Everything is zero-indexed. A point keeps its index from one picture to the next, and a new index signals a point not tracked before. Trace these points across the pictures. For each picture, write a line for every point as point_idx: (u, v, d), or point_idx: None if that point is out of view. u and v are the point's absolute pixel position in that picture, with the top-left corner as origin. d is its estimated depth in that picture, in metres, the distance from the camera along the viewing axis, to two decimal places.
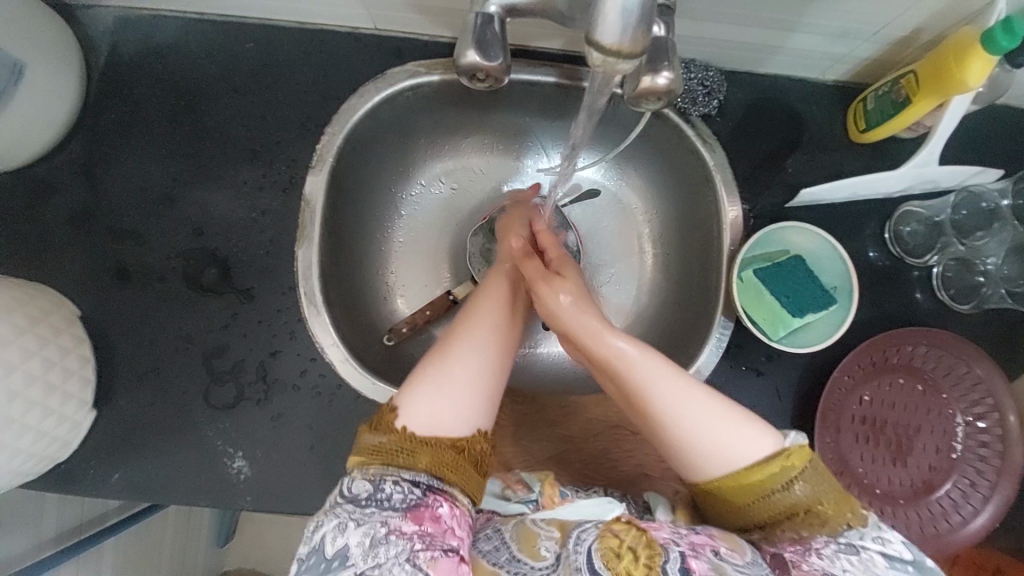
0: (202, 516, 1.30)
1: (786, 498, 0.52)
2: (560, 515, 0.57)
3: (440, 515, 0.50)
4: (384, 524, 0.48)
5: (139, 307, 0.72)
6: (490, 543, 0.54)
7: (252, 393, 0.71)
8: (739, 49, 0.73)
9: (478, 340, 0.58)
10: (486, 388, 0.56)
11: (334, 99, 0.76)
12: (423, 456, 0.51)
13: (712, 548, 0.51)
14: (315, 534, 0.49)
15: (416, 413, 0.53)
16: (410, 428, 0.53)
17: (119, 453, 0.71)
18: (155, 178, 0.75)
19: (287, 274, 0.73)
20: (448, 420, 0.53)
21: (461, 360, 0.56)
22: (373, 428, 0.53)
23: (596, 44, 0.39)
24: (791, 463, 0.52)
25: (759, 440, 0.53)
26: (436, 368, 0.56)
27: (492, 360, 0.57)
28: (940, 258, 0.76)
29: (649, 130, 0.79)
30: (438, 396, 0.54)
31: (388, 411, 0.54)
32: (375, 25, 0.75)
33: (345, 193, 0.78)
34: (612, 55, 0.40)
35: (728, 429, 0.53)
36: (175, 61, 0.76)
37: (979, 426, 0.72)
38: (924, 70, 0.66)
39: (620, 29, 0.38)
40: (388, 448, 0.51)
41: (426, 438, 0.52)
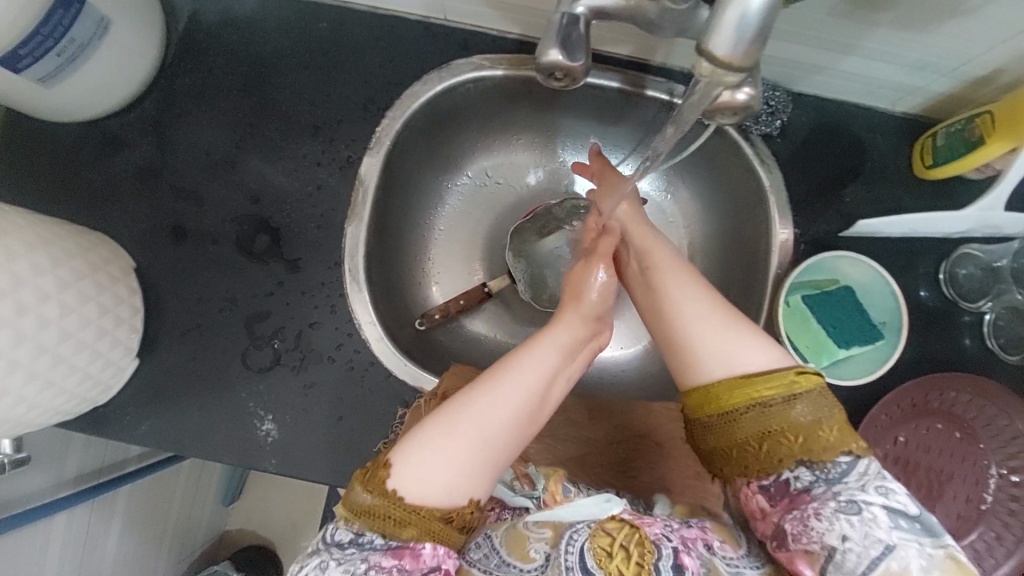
0: (212, 474, 1.34)
1: (786, 416, 0.50)
2: (555, 515, 0.54)
3: (421, 554, 0.50)
4: (364, 561, 0.49)
5: (191, 265, 0.75)
6: (479, 552, 0.54)
7: (288, 360, 0.73)
8: (810, 72, 0.71)
9: (485, 412, 0.53)
10: (484, 467, 0.52)
11: (398, 84, 0.77)
12: (411, 527, 0.50)
13: (704, 542, 0.52)
14: (299, 575, 0.50)
15: (409, 477, 0.51)
16: (400, 492, 0.50)
17: (155, 403, 0.73)
18: (220, 143, 0.77)
19: (334, 249, 0.74)
20: (440, 492, 0.51)
21: (464, 433, 0.52)
22: (363, 484, 0.51)
23: (706, 53, 0.39)
24: (798, 380, 0.51)
25: (769, 351, 0.53)
26: (435, 437, 0.52)
27: (496, 435, 0.53)
28: (993, 305, 0.74)
29: (706, 144, 0.78)
30: (431, 469, 0.51)
31: (382, 468, 0.51)
32: (447, 16, 0.76)
33: (397, 176, 0.79)
34: (723, 66, 0.40)
35: (742, 341, 0.53)
36: (251, 32, 0.79)
37: (1013, 480, 0.69)
38: (1003, 111, 0.64)
39: (734, 42, 0.38)
40: (377, 510, 0.50)
41: (415, 506, 0.50)
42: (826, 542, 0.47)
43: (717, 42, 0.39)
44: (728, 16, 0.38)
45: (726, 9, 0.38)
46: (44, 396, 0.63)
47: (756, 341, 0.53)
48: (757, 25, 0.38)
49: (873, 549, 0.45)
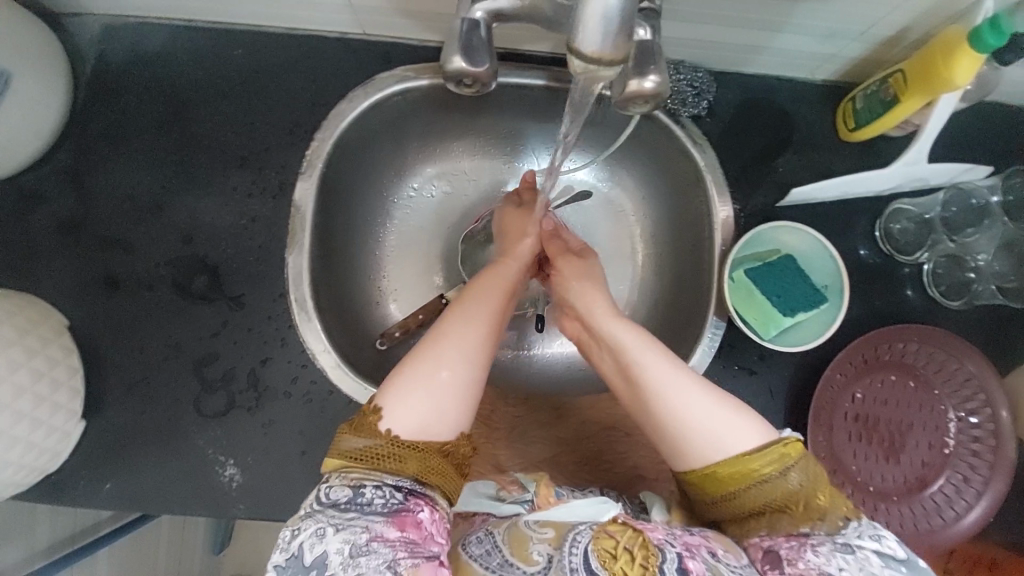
0: (196, 524, 1.29)
1: (783, 486, 0.51)
2: (553, 514, 0.56)
3: (421, 520, 0.49)
4: (366, 530, 0.47)
5: (128, 316, 0.72)
6: (481, 547, 0.54)
7: (243, 401, 0.70)
8: (728, 50, 0.73)
9: (460, 339, 0.57)
10: (470, 393, 0.55)
11: (323, 104, 0.76)
12: (411, 462, 0.51)
13: (708, 549, 0.51)
14: (293, 541, 0.47)
15: (401, 415, 0.52)
16: (395, 431, 0.52)
17: (110, 463, 0.70)
18: (144, 185, 0.74)
19: (278, 281, 0.72)
20: (432, 422, 0.53)
21: (448, 358, 0.56)
22: (355, 430, 0.52)
23: (577, 51, 0.38)
24: (787, 452, 0.52)
25: (753, 428, 0.54)
26: (417, 372, 0.54)
27: (474, 362, 0.56)
28: (930, 255, 0.76)
29: (640, 131, 0.79)
30: (420, 399, 0.53)
31: (371, 413, 0.53)
32: (363, 30, 0.75)
33: (335, 199, 0.77)
34: (596, 63, 0.38)
35: (728, 420, 0.54)
36: (163, 68, 0.76)
37: (971, 421, 0.72)
38: (912, 68, 0.66)
39: (602, 35, 0.37)
40: (376, 451, 0.51)
41: (411, 441, 0.51)
42: (824, 569, 0.47)
43: (585, 39, 0.37)
44: (591, 9, 0.36)
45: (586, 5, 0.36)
46: None
47: (738, 417, 0.54)
48: (622, 17, 0.37)
49: None
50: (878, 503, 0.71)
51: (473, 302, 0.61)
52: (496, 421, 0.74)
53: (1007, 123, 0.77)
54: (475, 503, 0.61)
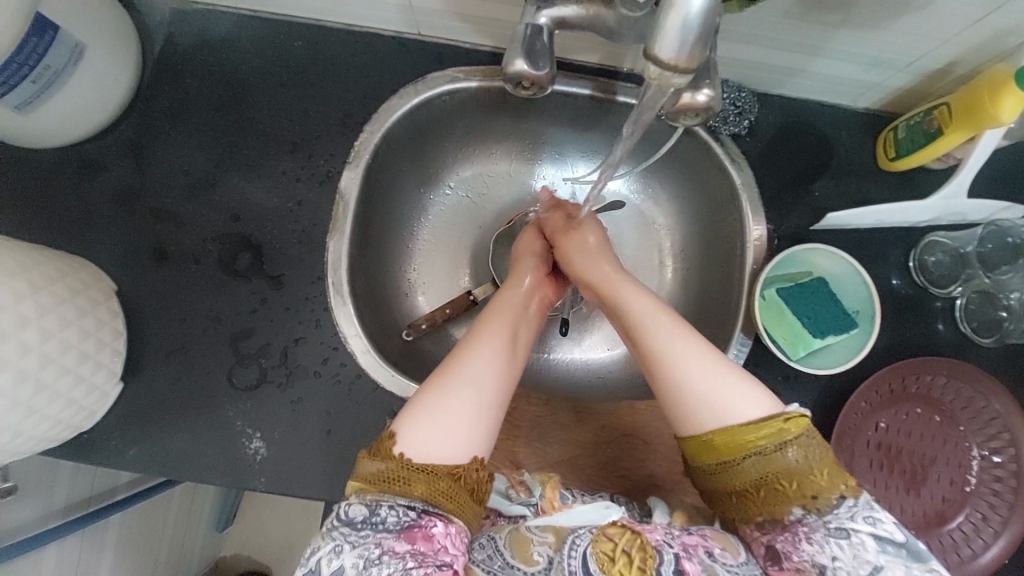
0: (204, 499, 1.31)
1: (779, 462, 0.51)
2: (556, 519, 0.56)
3: (432, 534, 0.50)
4: (378, 545, 0.49)
5: (173, 286, 0.75)
6: (483, 552, 0.54)
7: (274, 377, 0.73)
8: (773, 73, 0.74)
9: (476, 368, 0.59)
10: (483, 421, 0.56)
11: (374, 99, 0.78)
12: (420, 484, 0.51)
13: (706, 548, 0.53)
14: (313, 557, 0.49)
15: (415, 441, 0.53)
16: (408, 454, 0.53)
17: (142, 427, 0.73)
18: (198, 163, 0.77)
19: (317, 264, 0.75)
20: (446, 447, 0.54)
21: (462, 387, 0.57)
22: (372, 454, 0.53)
23: (654, 57, 0.39)
24: (786, 427, 0.52)
25: (761, 399, 0.54)
26: (430, 397, 0.56)
27: (487, 391, 0.58)
28: (963, 290, 0.76)
29: (679, 146, 0.80)
30: (434, 426, 0.54)
31: (386, 439, 0.54)
32: (419, 31, 0.77)
33: (378, 189, 0.80)
34: (670, 70, 0.40)
35: (735, 392, 0.54)
36: (226, 54, 0.80)
37: (994, 461, 0.71)
38: (958, 102, 0.66)
39: (681, 43, 0.38)
40: (388, 475, 0.52)
41: (422, 465, 0.52)
42: (816, 561, 0.50)
43: (662, 46, 0.39)
44: (672, 20, 0.38)
45: (669, 13, 0.37)
46: (28, 423, 0.62)
47: (748, 392, 0.54)
48: (702, 27, 0.38)
49: (862, 570, 0.48)
50: None
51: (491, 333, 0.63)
52: (518, 418, 0.75)
53: None
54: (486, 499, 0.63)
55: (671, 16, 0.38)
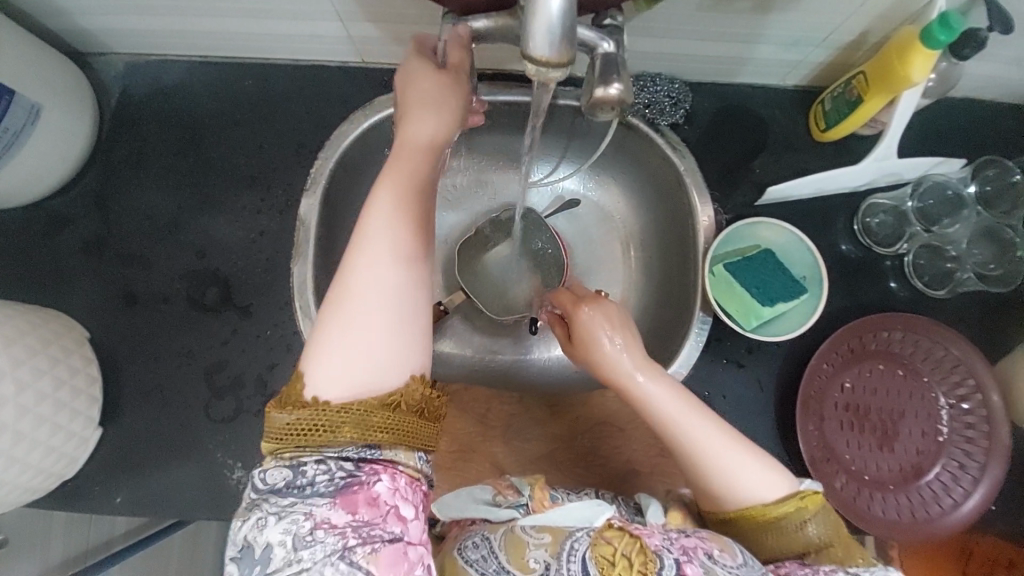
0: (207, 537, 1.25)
1: (802, 538, 0.53)
2: (547, 518, 0.57)
3: (376, 495, 0.45)
4: (309, 518, 0.43)
5: (146, 328, 0.77)
6: (477, 552, 0.55)
7: (251, 406, 0.74)
8: (701, 63, 0.78)
9: (370, 283, 0.48)
10: (396, 337, 0.47)
11: (326, 127, 0.81)
12: (348, 428, 0.45)
13: (705, 551, 0.51)
14: (239, 533, 0.44)
15: (329, 381, 0.46)
16: (322, 397, 0.46)
17: (124, 471, 0.74)
18: (162, 207, 0.80)
19: (282, 290, 0.77)
20: (369, 378, 0.46)
21: (362, 297, 0.48)
22: (281, 405, 0.46)
23: (528, 56, 0.42)
24: (806, 505, 0.54)
25: (775, 476, 0.55)
26: (330, 325, 0.47)
27: (389, 304, 0.48)
28: (909, 246, 0.79)
29: (623, 141, 0.83)
30: (345, 364, 0.46)
31: (294, 386, 0.46)
32: (362, 58, 0.81)
33: (338, 212, 0.81)
34: (546, 66, 0.42)
35: (756, 473, 0.55)
36: (181, 100, 0.83)
37: (963, 407, 0.73)
38: (873, 69, 0.69)
39: (549, 43, 0.41)
40: (302, 425, 0.45)
41: (344, 404, 0.45)
42: None
43: (535, 46, 0.41)
44: (539, 20, 0.40)
45: (534, 16, 0.40)
46: (10, 474, 0.63)
47: (768, 470, 0.55)
48: (567, 25, 0.41)
49: None
50: (874, 492, 0.72)
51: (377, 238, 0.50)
52: (493, 418, 0.78)
53: (974, 119, 0.81)
54: (473, 510, 0.61)
55: (537, 19, 0.40)
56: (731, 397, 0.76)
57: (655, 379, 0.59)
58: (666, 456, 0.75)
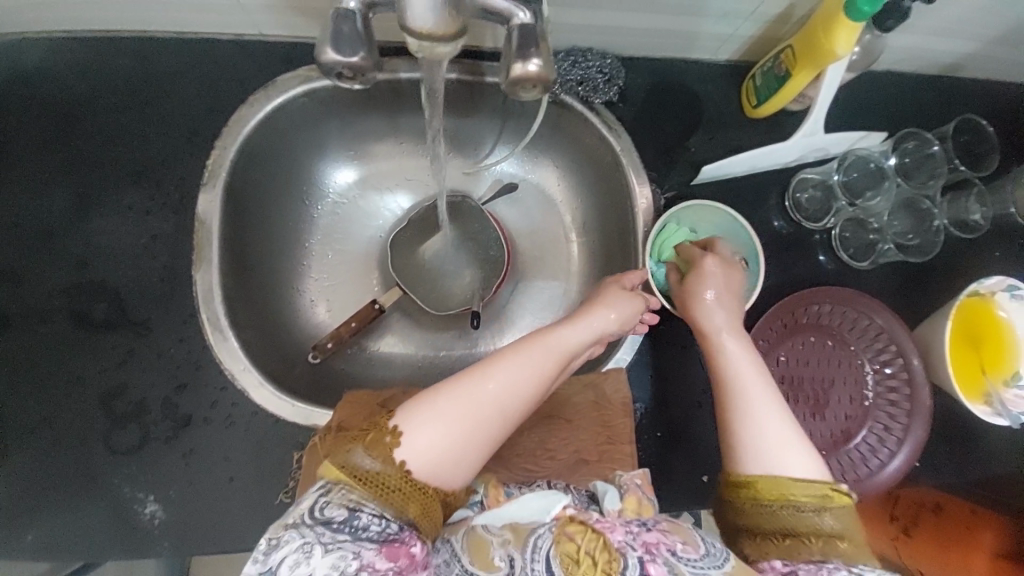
0: None
1: (813, 521, 0.49)
2: (507, 513, 0.54)
3: (413, 553, 0.44)
4: (357, 557, 0.42)
5: (23, 352, 0.66)
6: (439, 557, 0.52)
7: (160, 433, 0.66)
8: (631, 35, 0.74)
9: (504, 395, 0.51)
10: (484, 448, 0.50)
11: (223, 111, 0.72)
12: (413, 503, 0.47)
13: (668, 547, 0.49)
14: (276, 557, 0.42)
15: (421, 450, 0.48)
16: (409, 464, 0.47)
17: (14, 518, 0.65)
18: (27, 211, 0.69)
19: (186, 301, 0.68)
20: (448, 469, 0.48)
21: (488, 408, 0.50)
22: (367, 445, 0.47)
23: (408, 29, 0.42)
24: (829, 495, 0.49)
25: (808, 460, 0.51)
26: (450, 405, 0.49)
27: (497, 418, 0.51)
28: (836, 220, 0.80)
29: (556, 121, 0.79)
30: (446, 438, 0.48)
31: (392, 433, 0.48)
32: (261, 31, 0.71)
33: (246, 207, 0.73)
34: (428, 38, 0.42)
35: (792, 447, 0.52)
36: (40, 83, 0.70)
37: (886, 372, 0.76)
38: (799, 44, 0.69)
39: (431, 13, 0.41)
40: (382, 480, 0.46)
41: (419, 481, 0.47)
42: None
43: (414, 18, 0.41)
44: None
45: None
46: None
47: (805, 452, 0.52)
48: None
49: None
50: None
51: (532, 354, 0.55)
52: None
53: (893, 92, 0.82)
54: None
55: None
56: (678, 380, 0.76)
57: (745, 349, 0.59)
58: (616, 444, 0.74)
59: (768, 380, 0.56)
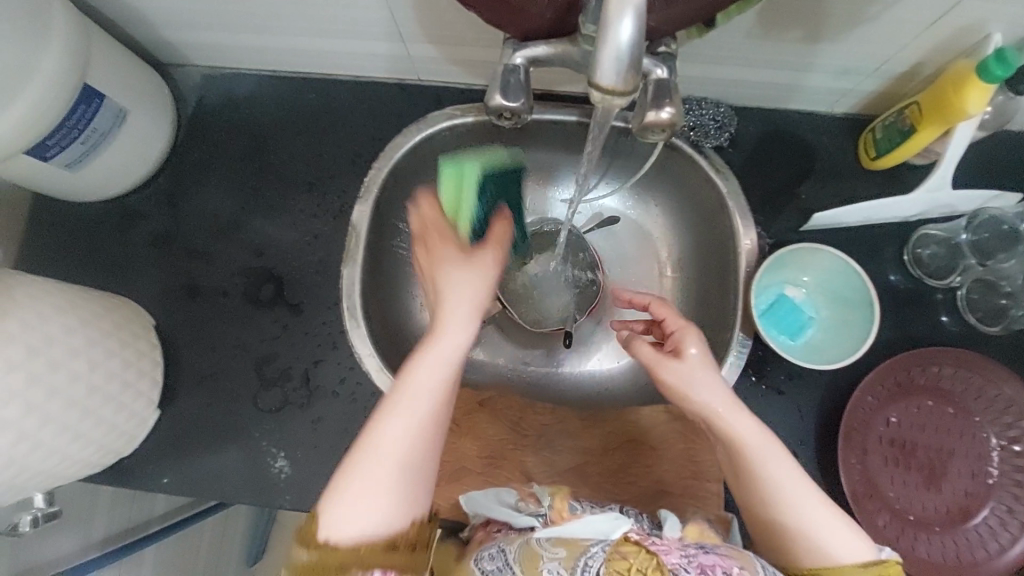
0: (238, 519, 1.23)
1: None
2: (566, 531, 0.57)
3: None
4: None
5: (205, 318, 0.82)
6: (493, 563, 0.56)
7: (295, 399, 0.77)
8: (747, 88, 0.79)
9: (390, 438, 0.54)
10: (402, 489, 0.53)
11: (381, 139, 0.86)
12: (359, 566, 0.51)
13: (723, 569, 0.50)
14: None
15: (341, 528, 0.52)
16: (335, 541, 0.52)
17: (176, 453, 0.78)
18: (225, 207, 0.86)
19: (332, 291, 0.81)
20: (375, 524, 0.52)
21: (381, 452, 0.53)
22: (302, 543, 0.53)
23: (594, 83, 0.44)
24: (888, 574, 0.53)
25: (853, 536, 0.55)
26: (349, 475, 0.53)
27: (409, 450, 0.54)
28: (963, 279, 0.76)
29: (665, 162, 0.84)
30: (360, 502, 0.52)
31: (313, 526, 0.53)
32: (419, 76, 0.85)
33: (388, 219, 0.85)
34: (610, 94, 0.44)
35: (838, 532, 0.55)
36: (249, 109, 0.89)
37: (1015, 450, 0.70)
38: (926, 100, 0.69)
39: (616, 71, 0.42)
40: (319, 565, 0.51)
41: (353, 546, 0.52)
42: None
43: (602, 74, 0.43)
44: (606, 48, 0.42)
45: (603, 44, 0.42)
46: (74, 447, 0.68)
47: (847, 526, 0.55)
48: (631, 56, 0.42)
49: None
50: (919, 533, 0.69)
51: (410, 387, 0.55)
52: (529, 427, 0.80)
53: None
54: (497, 513, 0.65)
55: (605, 50, 0.42)
56: (770, 424, 0.75)
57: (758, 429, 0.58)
58: (699, 479, 0.75)
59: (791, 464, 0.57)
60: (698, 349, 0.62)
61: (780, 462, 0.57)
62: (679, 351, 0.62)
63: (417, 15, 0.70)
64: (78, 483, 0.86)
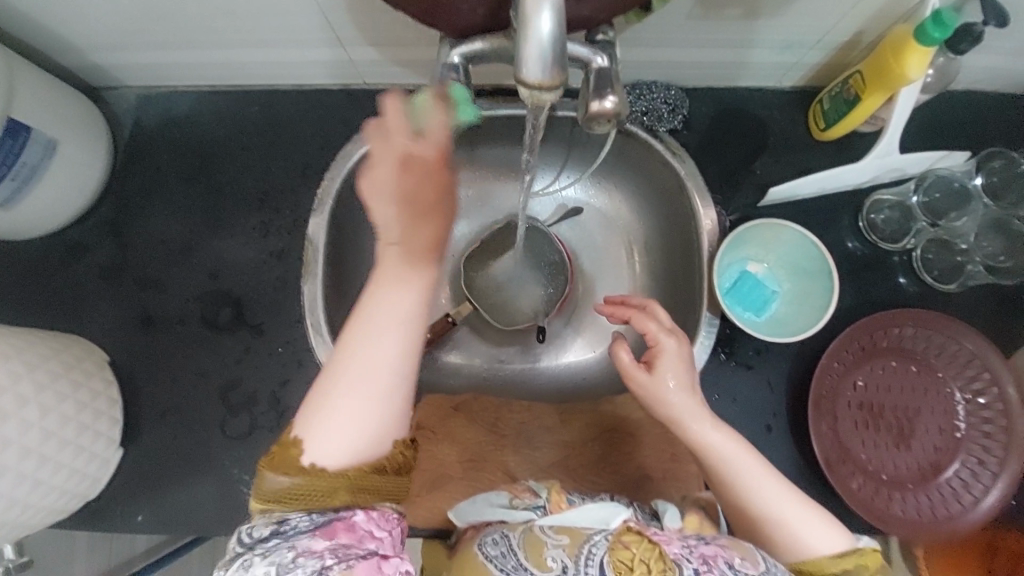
0: None
1: None
2: (566, 519, 0.57)
3: (354, 524, 0.50)
4: (292, 549, 0.47)
5: (163, 349, 0.78)
6: (497, 549, 0.55)
7: (266, 423, 0.75)
8: (695, 68, 0.79)
9: (367, 355, 0.52)
10: (385, 416, 0.52)
11: (331, 148, 0.84)
12: (341, 494, 0.50)
13: (725, 559, 0.51)
14: None
15: (324, 448, 0.50)
16: (319, 464, 0.50)
17: (144, 491, 0.75)
18: (174, 232, 0.82)
19: (294, 308, 0.79)
20: (360, 445, 0.51)
21: (360, 371, 0.51)
22: (275, 468, 0.50)
23: (522, 81, 0.43)
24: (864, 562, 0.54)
25: (830, 531, 0.56)
26: (331, 390, 0.52)
27: (384, 378, 0.51)
28: (917, 241, 0.78)
29: (623, 149, 0.83)
30: (341, 420, 0.50)
31: (291, 447, 0.50)
32: (364, 81, 0.83)
33: (346, 230, 0.82)
34: (539, 90, 0.43)
35: (813, 525, 0.56)
36: (190, 128, 0.85)
37: (979, 402, 0.71)
38: (868, 69, 0.70)
39: (542, 67, 0.41)
40: (298, 490, 0.49)
41: (340, 470, 0.50)
42: None
43: (530, 72, 0.42)
44: (530, 46, 0.41)
45: (526, 43, 0.41)
46: (34, 496, 0.65)
47: (822, 521, 0.57)
48: (558, 50, 0.41)
49: None
50: (892, 492, 0.71)
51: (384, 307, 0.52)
52: (506, 428, 0.79)
53: (975, 111, 0.80)
54: (489, 514, 0.62)
55: (529, 46, 0.41)
56: (744, 400, 0.76)
57: (726, 433, 0.60)
58: (680, 461, 0.76)
59: (762, 466, 0.58)
60: (672, 362, 0.62)
61: (750, 463, 0.58)
62: (652, 364, 0.62)
63: (351, 17, 0.67)
64: (46, 530, 0.83)
